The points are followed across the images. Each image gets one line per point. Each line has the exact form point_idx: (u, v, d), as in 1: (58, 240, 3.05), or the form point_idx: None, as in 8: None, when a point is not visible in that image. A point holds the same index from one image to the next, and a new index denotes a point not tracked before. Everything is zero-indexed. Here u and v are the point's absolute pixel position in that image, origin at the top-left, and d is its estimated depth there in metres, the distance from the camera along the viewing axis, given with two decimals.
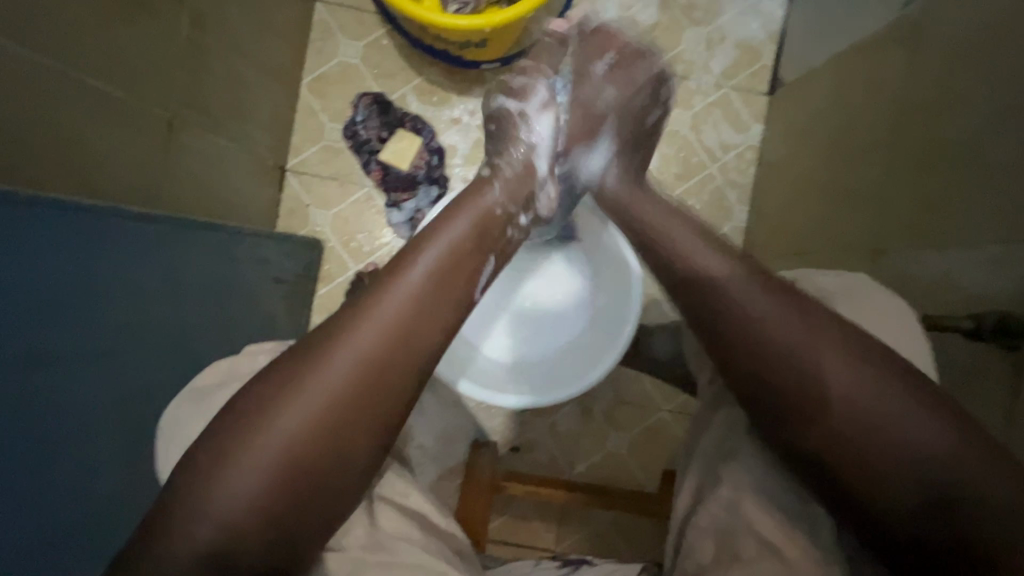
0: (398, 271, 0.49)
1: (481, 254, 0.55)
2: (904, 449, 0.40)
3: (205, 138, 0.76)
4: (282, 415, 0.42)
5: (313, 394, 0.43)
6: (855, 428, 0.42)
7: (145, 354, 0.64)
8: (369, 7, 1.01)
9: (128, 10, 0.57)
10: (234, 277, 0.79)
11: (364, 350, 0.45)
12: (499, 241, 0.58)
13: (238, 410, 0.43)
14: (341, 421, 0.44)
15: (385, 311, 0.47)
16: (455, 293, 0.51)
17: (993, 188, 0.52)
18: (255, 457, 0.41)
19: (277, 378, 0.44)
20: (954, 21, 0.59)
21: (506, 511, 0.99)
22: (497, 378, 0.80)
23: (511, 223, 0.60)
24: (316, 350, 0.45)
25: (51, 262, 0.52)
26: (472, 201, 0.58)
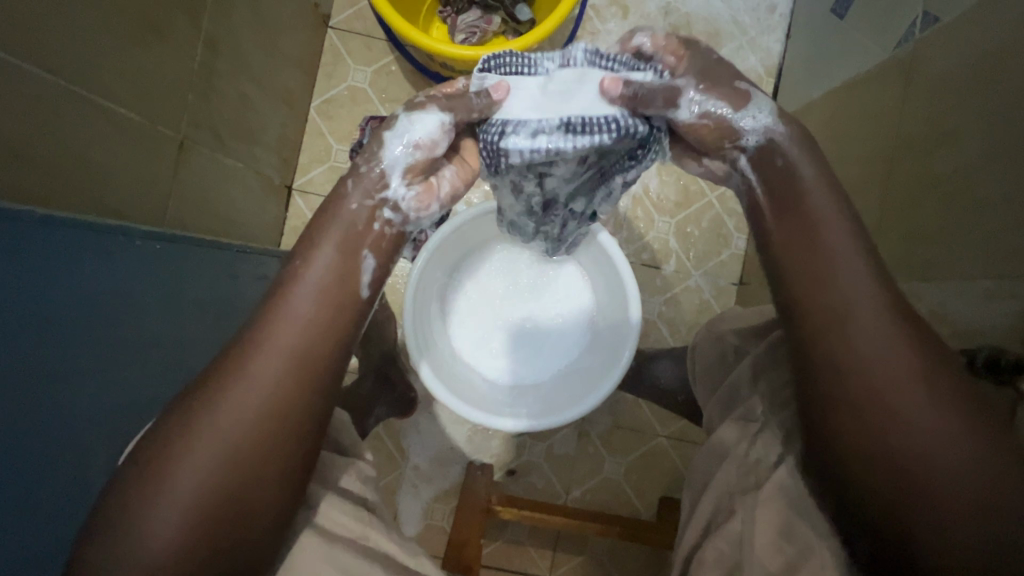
0: (280, 302, 0.46)
1: (355, 256, 0.50)
2: (957, 464, 0.40)
3: (212, 157, 0.78)
4: (185, 464, 0.42)
5: (212, 438, 0.42)
6: (930, 434, 0.41)
7: (150, 376, 0.62)
8: (378, 34, 1.04)
9: (144, 33, 0.60)
10: (236, 294, 0.77)
11: (262, 383, 0.44)
12: (364, 240, 0.51)
13: (136, 468, 0.42)
14: (249, 460, 0.43)
15: (279, 343, 0.45)
16: (347, 315, 0.48)
17: (982, 224, 0.53)
18: (179, 496, 0.41)
19: (175, 424, 0.43)
20: (945, 62, 0.61)
21: (501, 535, 0.98)
22: (493, 401, 0.80)
23: (379, 218, 0.52)
24: (205, 397, 0.44)
25: (47, 279, 0.52)
26: (326, 221, 0.50)
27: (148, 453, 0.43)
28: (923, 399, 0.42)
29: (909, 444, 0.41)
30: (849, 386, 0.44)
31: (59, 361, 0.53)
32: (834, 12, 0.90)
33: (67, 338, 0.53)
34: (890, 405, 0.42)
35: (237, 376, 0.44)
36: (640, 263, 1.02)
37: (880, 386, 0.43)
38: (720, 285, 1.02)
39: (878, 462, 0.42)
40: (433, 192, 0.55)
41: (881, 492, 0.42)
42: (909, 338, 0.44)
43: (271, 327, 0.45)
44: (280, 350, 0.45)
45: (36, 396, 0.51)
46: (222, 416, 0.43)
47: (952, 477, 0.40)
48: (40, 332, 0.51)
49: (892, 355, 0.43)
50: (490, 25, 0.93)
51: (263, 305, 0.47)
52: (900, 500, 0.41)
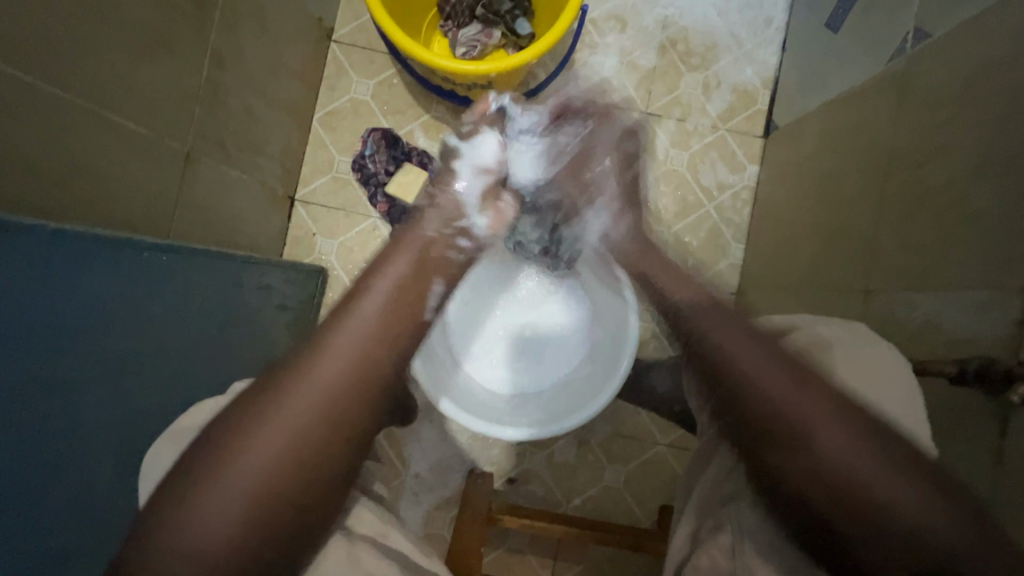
0: (355, 304, 0.51)
1: (425, 279, 0.57)
2: (861, 467, 0.42)
3: (217, 169, 0.79)
4: (245, 456, 0.42)
5: (273, 432, 0.43)
6: (830, 444, 0.44)
7: (151, 384, 0.64)
8: (381, 48, 1.06)
9: (151, 48, 0.61)
10: (237, 304, 0.80)
11: (326, 382, 0.46)
12: (438, 269, 0.60)
13: (190, 464, 0.42)
14: (303, 457, 0.43)
15: (345, 346, 0.48)
16: (410, 326, 0.53)
17: (974, 236, 0.54)
18: (250, 468, 0.42)
19: (257, 400, 0.44)
20: (937, 77, 0.62)
21: (501, 544, 0.98)
22: (493, 409, 0.81)
23: (450, 245, 0.63)
24: (270, 394, 0.45)
25: (62, 292, 0.53)
26: (405, 239, 0.59)
27: (222, 430, 0.44)
28: (819, 414, 0.45)
29: (815, 457, 0.44)
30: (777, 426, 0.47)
31: (65, 371, 0.53)
32: (829, 26, 0.92)
33: (69, 348, 0.54)
34: (796, 422, 0.45)
35: (302, 375, 0.45)
36: None
37: (781, 406, 0.47)
38: None
39: (793, 477, 0.45)
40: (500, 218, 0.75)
41: (805, 507, 0.44)
42: (799, 378, 0.48)
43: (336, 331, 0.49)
44: (344, 353, 0.47)
45: (39, 407, 0.50)
46: (287, 411, 0.44)
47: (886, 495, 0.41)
48: (46, 342, 0.51)
49: (795, 395, 0.47)
50: (491, 39, 0.94)
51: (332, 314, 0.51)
52: (820, 513, 0.43)
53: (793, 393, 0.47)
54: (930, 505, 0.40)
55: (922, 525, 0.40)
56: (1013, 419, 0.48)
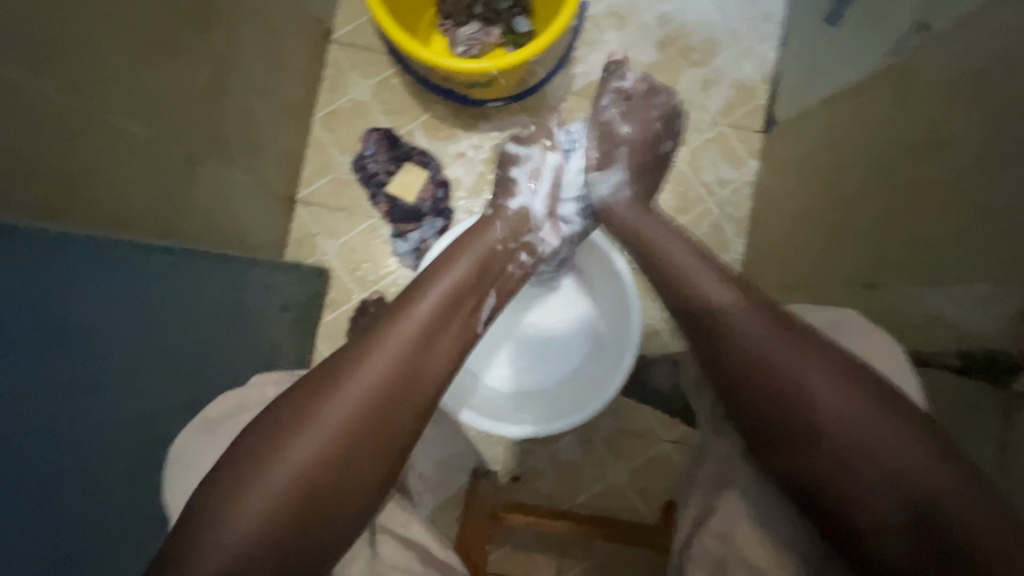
0: (407, 309, 0.55)
1: (482, 289, 0.62)
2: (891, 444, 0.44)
3: (220, 171, 0.79)
4: (308, 428, 0.46)
5: (336, 409, 0.47)
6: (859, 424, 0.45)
7: (157, 387, 0.64)
8: (380, 48, 1.05)
9: (153, 52, 0.61)
10: (241, 306, 0.80)
11: (385, 369, 0.50)
12: (497, 277, 0.65)
13: (254, 432, 0.46)
14: (359, 435, 0.47)
15: (402, 335, 0.53)
16: (453, 328, 0.57)
17: (975, 229, 0.54)
18: (294, 464, 0.45)
19: (299, 398, 0.48)
20: (935, 72, 0.62)
21: (507, 542, 0.98)
22: (500, 408, 0.81)
23: (511, 260, 0.68)
24: (333, 377, 0.49)
25: (69, 297, 0.53)
26: (471, 245, 0.65)
27: (269, 423, 0.47)
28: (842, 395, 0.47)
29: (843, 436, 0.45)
30: (773, 404, 0.49)
31: (71, 374, 0.53)
32: (828, 20, 0.92)
33: (75, 351, 0.54)
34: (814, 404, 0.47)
35: (365, 360, 0.50)
36: (641, 269, 1.03)
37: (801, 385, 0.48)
38: None
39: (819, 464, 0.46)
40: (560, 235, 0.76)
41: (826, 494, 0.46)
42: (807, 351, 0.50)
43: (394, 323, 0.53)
44: (402, 344, 0.52)
45: (43, 413, 0.51)
46: (349, 393, 0.48)
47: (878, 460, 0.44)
48: (48, 350, 0.51)
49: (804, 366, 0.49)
50: (490, 37, 0.95)
51: (392, 307, 0.56)
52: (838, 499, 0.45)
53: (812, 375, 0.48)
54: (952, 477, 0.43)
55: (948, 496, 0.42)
56: (1020, 414, 0.49)
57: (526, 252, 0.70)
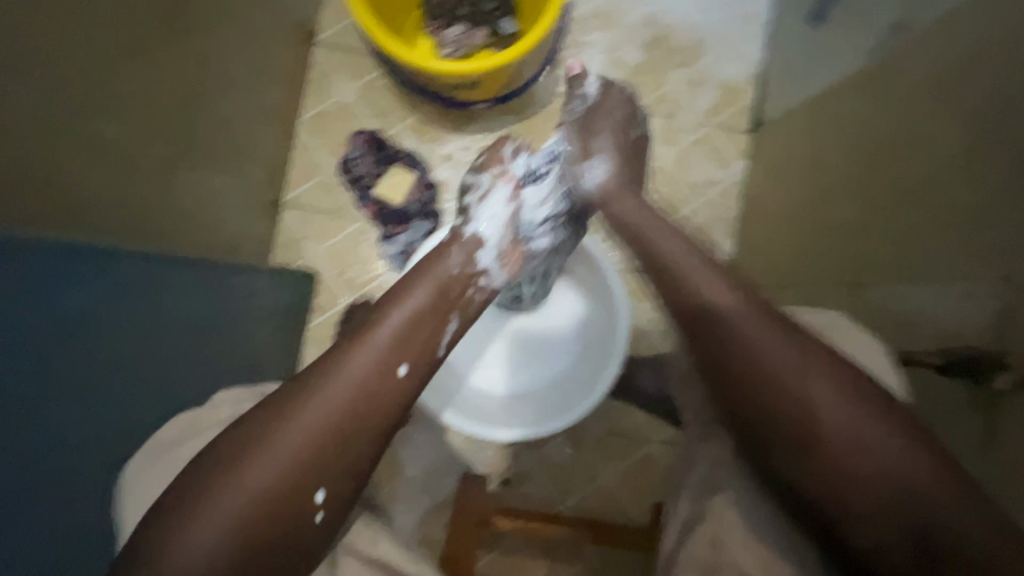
0: (362, 336, 0.52)
1: (443, 315, 0.59)
2: (880, 452, 0.43)
3: (202, 175, 0.78)
4: (246, 475, 0.45)
5: (278, 456, 0.46)
6: (847, 430, 0.44)
7: (138, 394, 0.62)
8: (365, 50, 1.05)
9: (133, 55, 0.60)
10: (226, 313, 0.79)
11: (333, 412, 0.48)
12: (459, 302, 0.62)
13: (208, 460, 0.46)
14: (308, 472, 0.46)
15: (353, 374, 0.50)
16: (413, 351, 0.54)
17: (958, 226, 0.55)
18: (240, 497, 0.44)
19: (254, 427, 0.46)
20: (918, 71, 0.63)
21: (498, 546, 0.97)
22: (487, 413, 0.81)
23: (471, 283, 0.64)
24: (283, 408, 0.47)
25: (47, 303, 0.52)
26: (429, 271, 0.61)
27: (222, 451, 0.46)
28: (829, 403, 0.46)
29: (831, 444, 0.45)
30: (761, 398, 0.48)
31: (43, 384, 0.51)
32: (811, 21, 0.92)
33: (49, 358, 0.52)
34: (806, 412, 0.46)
35: (311, 402, 0.47)
36: (629, 270, 1.03)
37: (796, 397, 0.47)
38: None
39: (806, 471, 0.45)
40: (516, 261, 0.72)
41: (813, 501, 0.45)
42: (807, 359, 0.48)
43: (348, 360, 0.50)
44: (353, 385, 0.49)
45: (23, 422, 0.49)
46: (293, 439, 0.46)
47: (862, 457, 0.44)
48: (26, 358, 0.50)
49: (796, 371, 0.48)
50: (475, 39, 0.94)
51: (348, 337, 0.53)
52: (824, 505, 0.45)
53: (806, 381, 0.47)
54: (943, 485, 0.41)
55: (940, 509, 0.41)
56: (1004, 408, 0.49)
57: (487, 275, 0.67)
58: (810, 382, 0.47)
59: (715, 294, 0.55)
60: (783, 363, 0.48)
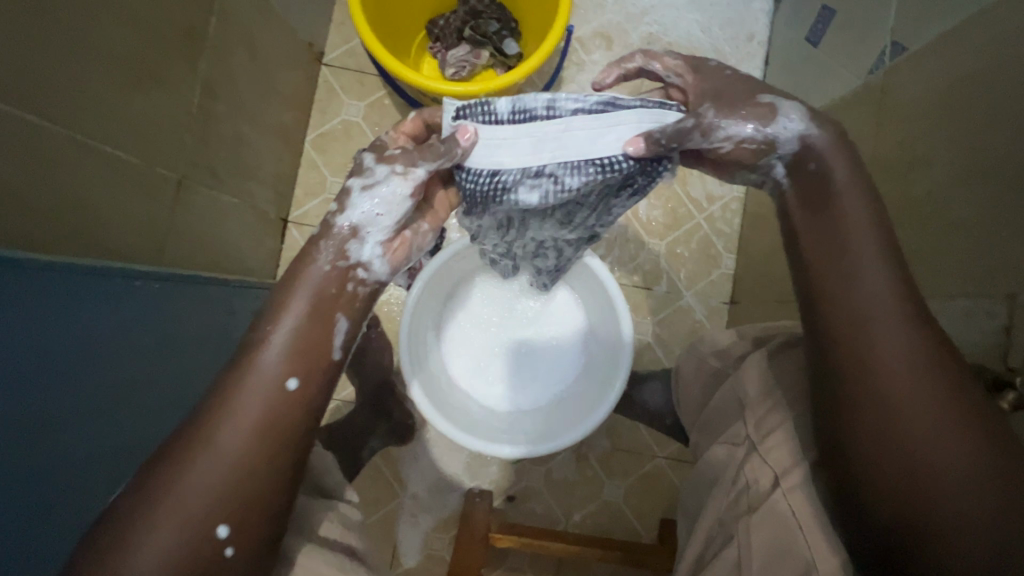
0: (248, 361, 0.45)
1: (328, 318, 0.48)
2: (991, 484, 0.38)
3: (210, 195, 0.79)
4: (136, 541, 0.40)
5: (169, 517, 0.41)
6: (953, 456, 0.39)
7: (153, 413, 0.62)
8: (371, 70, 1.07)
9: (144, 80, 0.62)
10: (234, 331, 0.78)
11: (226, 460, 0.42)
12: (345, 302, 0.50)
13: (112, 519, 0.42)
14: (214, 518, 0.42)
15: (244, 415, 0.44)
16: (316, 371, 0.47)
17: (960, 243, 0.55)
18: (140, 561, 0.40)
19: (150, 480, 0.42)
20: (916, 91, 0.64)
21: (503, 564, 0.97)
22: (489, 430, 0.79)
23: (353, 278, 0.50)
24: (178, 454, 0.43)
25: (73, 321, 0.52)
26: (298, 275, 0.49)
27: (124, 508, 0.42)
28: (945, 423, 0.39)
29: (938, 469, 0.39)
30: (855, 372, 0.43)
31: (60, 404, 0.50)
32: (809, 40, 0.94)
33: (70, 375, 0.52)
34: (910, 433, 0.40)
35: (200, 454, 0.42)
36: (632, 284, 1.04)
37: (906, 413, 0.41)
38: (711, 306, 1.04)
39: (895, 492, 0.40)
40: (403, 250, 0.55)
41: (901, 530, 0.40)
42: (936, 370, 0.41)
43: (238, 397, 0.44)
44: (244, 428, 0.43)
45: (45, 445, 0.49)
46: (185, 494, 0.42)
47: (929, 466, 0.39)
48: (49, 375, 0.50)
49: (912, 383, 0.41)
50: (479, 59, 0.96)
51: (230, 368, 0.46)
52: (915, 536, 0.39)
53: (920, 396, 0.40)
54: None
55: None
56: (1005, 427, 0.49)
57: (361, 269, 0.51)
58: (928, 400, 0.40)
59: (861, 274, 0.44)
60: (900, 369, 0.41)
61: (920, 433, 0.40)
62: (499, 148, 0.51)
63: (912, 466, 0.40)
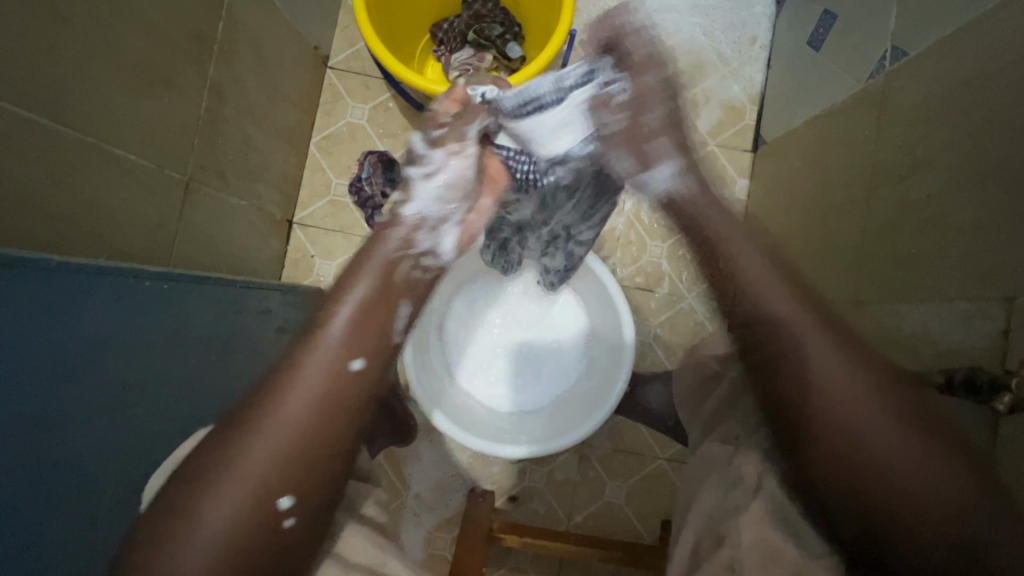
0: (314, 338, 0.50)
1: (390, 306, 0.55)
2: (920, 463, 0.45)
3: (217, 197, 0.80)
4: (202, 509, 0.43)
5: (236, 483, 0.44)
6: (885, 442, 0.47)
7: (160, 412, 0.63)
8: (376, 73, 1.08)
9: (153, 84, 0.63)
10: (242, 331, 0.79)
11: (287, 429, 0.46)
12: (404, 289, 0.58)
13: (184, 483, 0.44)
14: (279, 485, 0.45)
15: (307, 390, 0.47)
16: (375, 351, 0.52)
17: (959, 247, 0.55)
18: (216, 521, 0.43)
19: (217, 446, 0.45)
20: (917, 94, 0.64)
21: (505, 563, 0.98)
22: (491, 428, 0.80)
23: (411, 264, 0.60)
24: (245, 423, 0.46)
25: (82, 322, 0.53)
26: (365, 262, 0.57)
27: (194, 473, 0.45)
28: (873, 415, 0.48)
29: (875, 457, 0.47)
30: (797, 384, 0.51)
31: (67, 403, 0.51)
32: (811, 44, 0.95)
33: (78, 375, 0.53)
34: (848, 427, 0.48)
35: (267, 421, 0.46)
36: (634, 286, 1.05)
37: (842, 411, 0.49)
38: (713, 308, 1.04)
39: (843, 482, 0.48)
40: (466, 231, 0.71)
41: (854, 510, 0.48)
42: (857, 370, 0.50)
43: (299, 370, 0.48)
44: (308, 399, 0.47)
45: (54, 443, 0.50)
46: (253, 460, 0.45)
47: (913, 483, 0.45)
48: (58, 374, 0.50)
49: (843, 387, 0.49)
50: (483, 63, 0.96)
51: (295, 348, 0.50)
52: (864, 513, 0.47)
53: (846, 396, 0.49)
54: (972, 493, 0.44)
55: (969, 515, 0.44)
56: (1003, 427, 0.49)
57: (425, 259, 0.64)
58: (854, 394, 0.49)
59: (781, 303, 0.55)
60: (830, 376, 0.50)
61: (856, 426, 0.48)
62: (531, 122, 0.70)
63: (855, 456, 0.48)
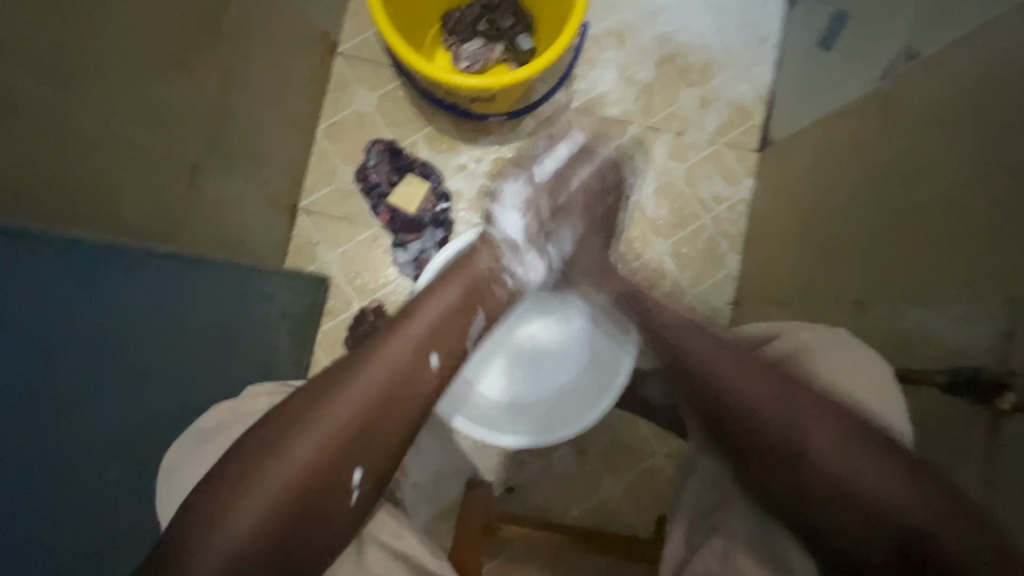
0: (404, 321, 0.61)
1: (471, 307, 0.67)
2: (862, 458, 0.50)
3: (224, 180, 0.80)
4: (297, 447, 0.50)
5: (317, 434, 0.51)
6: (825, 441, 0.51)
7: (161, 393, 0.63)
8: (384, 61, 1.07)
9: (163, 65, 0.63)
10: (245, 314, 0.80)
11: (369, 394, 0.54)
12: (487, 300, 0.69)
13: (272, 419, 0.51)
14: (353, 448, 0.52)
15: (387, 367, 0.56)
16: (449, 341, 0.63)
17: (963, 250, 0.56)
18: (296, 458, 0.50)
19: (310, 394, 0.53)
20: (925, 97, 0.64)
21: (500, 553, 0.98)
22: (494, 418, 0.82)
23: (497, 282, 0.72)
24: (335, 381, 0.54)
25: (85, 298, 0.53)
26: (462, 265, 0.69)
27: (285, 413, 0.52)
28: (811, 415, 0.53)
29: (819, 454, 0.51)
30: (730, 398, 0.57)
31: (69, 380, 0.51)
32: (822, 44, 0.94)
33: (81, 351, 0.53)
34: (787, 432, 0.53)
35: (355, 381, 0.54)
36: None
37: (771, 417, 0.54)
38: (715, 306, 1.04)
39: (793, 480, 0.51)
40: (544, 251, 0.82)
41: (802, 505, 0.51)
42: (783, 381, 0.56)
43: (387, 348, 0.58)
44: (388, 372, 0.56)
45: (55, 420, 0.50)
46: (339, 411, 0.52)
47: (865, 487, 0.49)
48: (62, 349, 0.51)
49: (774, 401, 0.55)
50: (493, 54, 0.97)
51: (385, 329, 0.60)
52: (808, 505, 0.50)
53: (771, 403, 0.55)
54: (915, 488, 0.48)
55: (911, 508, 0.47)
56: (1002, 429, 0.50)
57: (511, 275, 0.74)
58: (784, 400, 0.54)
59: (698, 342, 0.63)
60: (754, 390, 0.56)
61: (794, 427, 0.53)
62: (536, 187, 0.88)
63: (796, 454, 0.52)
